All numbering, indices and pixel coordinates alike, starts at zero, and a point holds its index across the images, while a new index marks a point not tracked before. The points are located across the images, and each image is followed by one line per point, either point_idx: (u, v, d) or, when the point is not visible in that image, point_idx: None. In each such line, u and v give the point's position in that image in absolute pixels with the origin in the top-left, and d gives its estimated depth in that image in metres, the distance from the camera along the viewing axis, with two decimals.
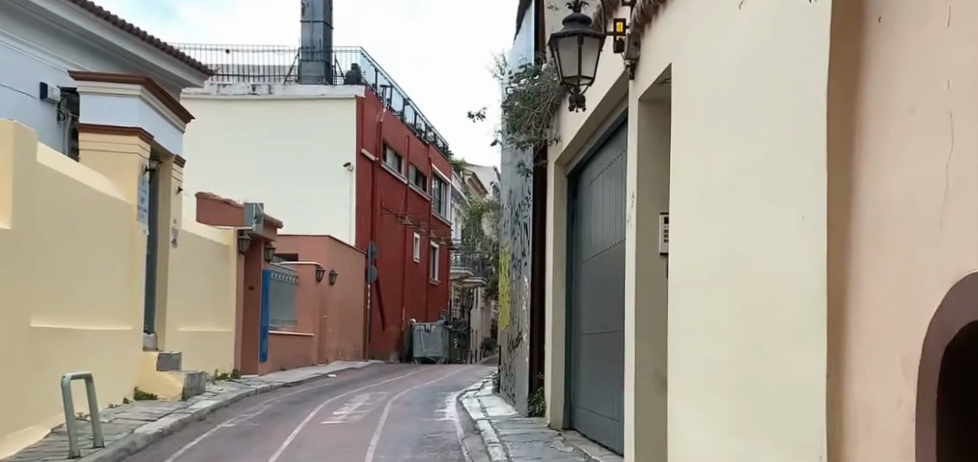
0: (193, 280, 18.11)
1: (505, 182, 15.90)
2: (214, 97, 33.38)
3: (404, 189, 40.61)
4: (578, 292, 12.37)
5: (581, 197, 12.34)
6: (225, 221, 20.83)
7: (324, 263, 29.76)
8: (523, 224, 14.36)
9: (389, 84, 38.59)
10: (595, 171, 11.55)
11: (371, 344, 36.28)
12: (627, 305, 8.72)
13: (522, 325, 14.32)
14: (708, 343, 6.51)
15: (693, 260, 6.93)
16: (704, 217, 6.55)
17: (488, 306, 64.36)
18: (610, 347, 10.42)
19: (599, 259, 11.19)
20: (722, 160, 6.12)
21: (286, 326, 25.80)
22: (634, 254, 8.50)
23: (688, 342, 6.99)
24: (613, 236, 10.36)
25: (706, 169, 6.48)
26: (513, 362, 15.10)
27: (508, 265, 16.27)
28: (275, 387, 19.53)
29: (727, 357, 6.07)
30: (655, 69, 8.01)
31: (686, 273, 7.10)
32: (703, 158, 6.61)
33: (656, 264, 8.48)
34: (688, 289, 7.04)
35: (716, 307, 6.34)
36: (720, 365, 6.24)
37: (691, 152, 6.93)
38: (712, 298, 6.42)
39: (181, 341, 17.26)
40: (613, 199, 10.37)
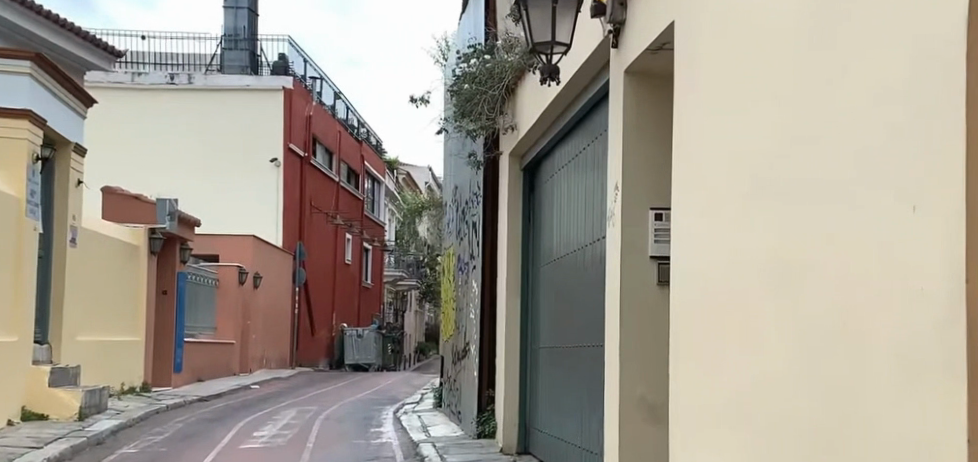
0: (95, 284, 16.12)
1: (451, 177, 14.11)
2: (128, 86, 31.45)
3: (334, 188, 38.72)
4: (536, 299, 10.73)
5: (541, 192, 10.69)
6: (136, 218, 18.75)
7: (248, 264, 27.80)
8: (471, 223, 12.66)
9: (319, 76, 36.71)
10: (562, 161, 9.88)
11: (300, 350, 34.36)
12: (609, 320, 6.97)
13: (470, 335, 12.64)
14: (747, 370, 4.83)
15: (721, 261, 5.19)
16: (745, 209, 4.85)
17: (422, 310, 62.64)
18: (577, 366, 8.76)
19: (564, 262, 9.53)
20: (783, 129, 4.47)
21: (203, 333, 23.86)
22: (619, 253, 6.71)
23: (711, 364, 5.29)
24: (586, 237, 8.68)
25: (751, 145, 4.83)
26: (458, 376, 13.41)
27: (453, 268, 14.61)
28: (189, 402, 17.58)
29: (784, 392, 4.38)
30: (646, 34, 6.33)
31: (707, 280, 5.38)
32: (744, 127, 4.95)
33: (645, 266, 6.69)
34: (712, 301, 5.31)
35: (764, 327, 4.63)
36: (772, 403, 4.53)
37: (718, 121, 5.27)
38: (759, 314, 4.69)
39: (81, 353, 15.29)
40: (587, 191, 8.69)
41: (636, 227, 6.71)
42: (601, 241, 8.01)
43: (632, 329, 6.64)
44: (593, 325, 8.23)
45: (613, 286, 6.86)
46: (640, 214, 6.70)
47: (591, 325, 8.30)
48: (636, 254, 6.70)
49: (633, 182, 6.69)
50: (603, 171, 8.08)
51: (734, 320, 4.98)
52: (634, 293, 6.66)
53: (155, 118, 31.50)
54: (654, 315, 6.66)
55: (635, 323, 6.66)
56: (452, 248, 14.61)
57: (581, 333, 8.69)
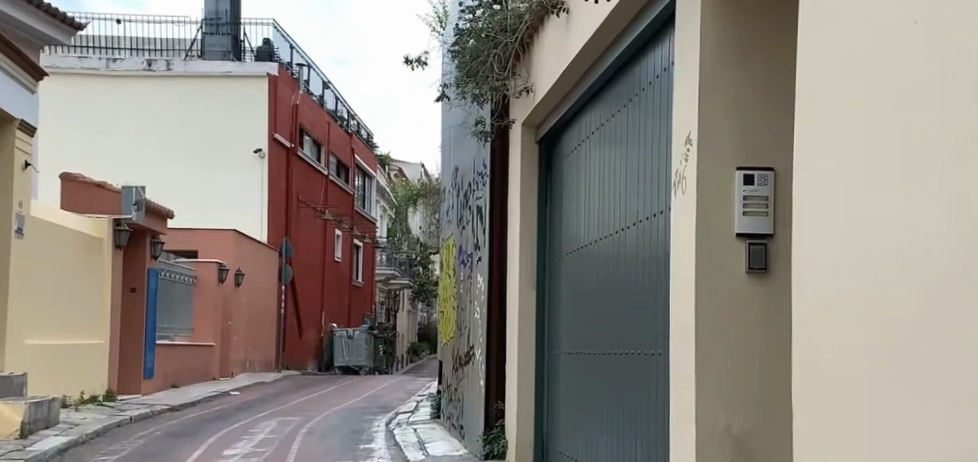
0: (43, 282, 14.27)
1: (453, 156, 12.31)
2: (102, 73, 29.50)
3: (323, 181, 36.95)
4: (556, 293, 8.83)
5: (563, 166, 8.77)
6: (96, 208, 16.80)
7: (229, 261, 26.00)
8: (476, 208, 10.80)
9: (306, 63, 34.89)
10: (590, 128, 8.01)
11: (285, 353, 32.57)
12: (673, 321, 4.83)
13: (476, 338, 10.78)
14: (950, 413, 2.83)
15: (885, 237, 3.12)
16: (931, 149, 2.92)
17: (414, 310, 60.89)
18: (609, 379, 6.89)
19: (596, 249, 7.66)
20: None
21: (178, 334, 22.23)
22: (695, 223, 4.58)
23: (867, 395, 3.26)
24: (625, 217, 6.82)
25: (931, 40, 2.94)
26: (461, 384, 11.57)
27: (454, 262, 12.81)
28: (157, 413, 15.69)
29: None
30: None
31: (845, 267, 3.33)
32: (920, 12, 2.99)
33: (723, 244, 4.56)
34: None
35: None
36: None
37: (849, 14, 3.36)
38: None
39: (26, 359, 13.42)
40: (627, 158, 6.83)
41: (720, 196, 4.59)
42: (649, 219, 6.10)
43: (713, 338, 4.52)
44: (631, 327, 6.34)
45: (679, 277, 4.76)
46: (727, 177, 4.59)
47: (629, 327, 6.41)
48: (718, 234, 4.57)
49: (714, 131, 4.58)
50: (650, 127, 6.16)
51: (924, 330, 2.94)
52: (720, 291, 4.54)
53: (131, 107, 29.69)
54: (746, 321, 4.53)
55: (722, 331, 4.54)
56: (454, 238, 12.80)
57: (614, 338, 6.81)
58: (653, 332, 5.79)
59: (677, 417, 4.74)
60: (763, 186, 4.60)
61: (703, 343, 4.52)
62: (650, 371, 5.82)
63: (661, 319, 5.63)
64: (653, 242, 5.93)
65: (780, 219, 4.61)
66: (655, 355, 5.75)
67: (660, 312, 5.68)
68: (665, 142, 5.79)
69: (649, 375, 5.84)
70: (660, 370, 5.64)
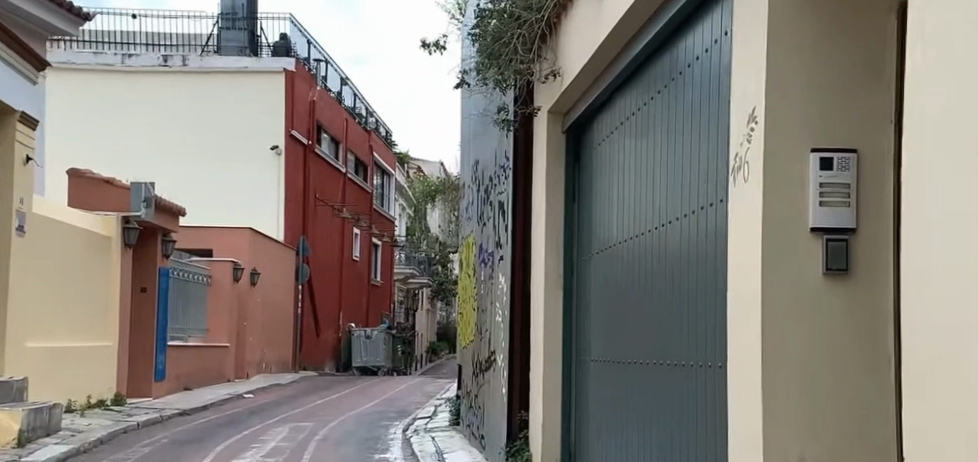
0: (46, 281, 13.67)
1: (473, 151, 11.67)
2: (119, 69, 29.09)
3: (341, 179, 36.39)
4: (585, 295, 8.13)
5: (593, 157, 8.07)
6: (105, 205, 16.21)
7: (245, 260, 25.46)
8: (498, 203, 10.14)
9: (324, 59, 34.31)
10: (624, 113, 7.30)
11: (303, 354, 32.02)
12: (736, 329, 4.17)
13: (498, 342, 10.10)
14: None
15: None
16: None
17: (433, 310, 60.33)
18: (651, 392, 6.18)
19: (632, 248, 6.94)
20: None
21: (192, 335, 21.70)
22: (764, 215, 3.94)
23: None
24: (667, 211, 6.10)
25: None
26: (482, 391, 10.91)
27: (474, 261, 12.14)
28: (167, 418, 15.09)
29: None
30: None
31: None
32: None
33: (797, 241, 3.91)
34: None
35: None
36: None
37: None
38: None
39: (27, 362, 12.83)
40: (669, 145, 6.10)
41: (790, 184, 3.94)
42: (698, 212, 5.38)
43: (781, 350, 3.87)
44: (677, 334, 5.63)
45: (739, 276, 4.12)
46: (800, 160, 3.93)
47: (674, 334, 5.69)
48: (788, 227, 3.92)
49: (783, 106, 3.93)
50: (699, 108, 5.44)
51: None
52: (791, 293, 3.89)
53: (145, 102, 29.16)
54: (822, 329, 3.86)
55: (795, 341, 3.87)
56: (474, 235, 12.16)
57: (655, 345, 6.09)
58: (706, 340, 5.08)
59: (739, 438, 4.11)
60: (844, 172, 3.90)
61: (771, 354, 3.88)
62: (702, 385, 5.11)
63: (716, 326, 4.92)
64: (703, 239, 5.21)
65: (864, 210, 3.92)
66: (708, 367, 5.04)
67: (714, 318, 4.97)
68: (718, 124, 5.07)
69: (702, 388, 5.12)
70: (712, 386, 4.95)
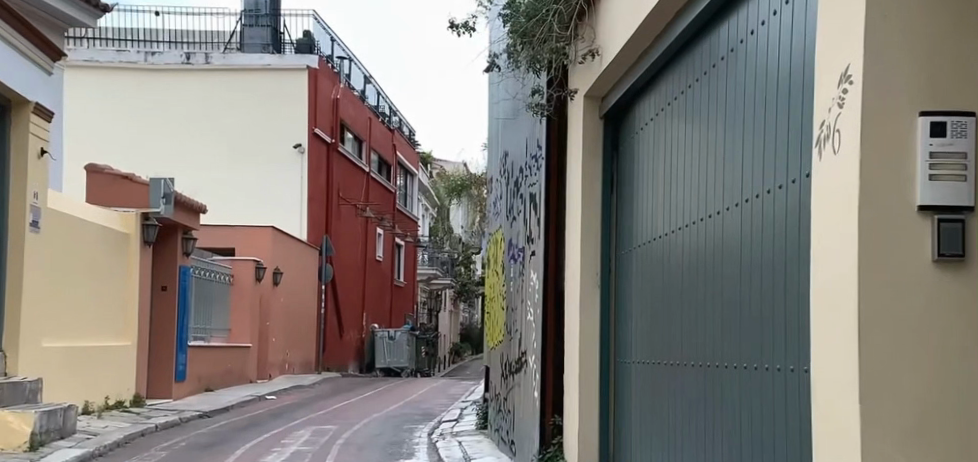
0: (63, 280, 13.27)
1: (502, 143, 11.19)
2: (142, 66, 28.78)
3: (365, 178, 36.02)
4: (628, 292, 7.60)
5: (634, 144, 7.54)
6: (124, 202, 15.79)
7: (267, 259, 25.12)
8: (529, 195, 9.66)
9: (347, 56, 33.95)
10: (668, 96, 6.77)
11: (326, 354, 31.67)
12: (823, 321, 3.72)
13: (529, 342, 9.61)
14: None
15: None
16: None
17: (456, 311, 59.87)
18: (706, 397, 5.65)
19: (678, 241, 6.39)
20: None
21: (214, 335, 21.35)
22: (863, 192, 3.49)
23: None
24: (720, 198, 5.54)
25: None
26: (511, 394, 10.45)
27: (502, 257, 11.67)
28: (186, 420, 14.69)
29: None
30: None
31: None
32: None
33: (904, 221, 3.48)
34: None
35: None
36: None
37: None
38: None
39: (42, 363, 12.42)
40: (722, 126, 5.55)
41: (893, 158, 3.51)
42: (764, 196, 4.82)
43: (888, 343, 3.44)
44: (740, 333, 5.08)
45: (829, 259, 3.69)
46: (904, 127, 3.51)
47: (736, 333, 5.14)
48: (893, 202, 3.48)
49: (884, 66, 3.51)
50: (763, 82, 4.88)
51: None
52: (897, 280, 3.46)
53: (167, 100, 28.82)
54: (932, 319, 3.45)
55: (903, 331, 3.44)
56: (502, 230, 11.69)
57: (711, 346, 5.56)
58: (778, 340, 4.55)
59: (827, 443, 3.66)
60: (961, 138, 3.48)
61: (876, 346, 3.44)
62: (778, 390, 4.54)
63: (794, 326, 4.38)
64: (773, 227, 4.67)
65: None
66: (781, 371, 4.52)
67: (789, 316, 4.45)
68: (789, 98, 4.52)
69: (777, 394, 4.56)
70: (790, 391, 4.41)
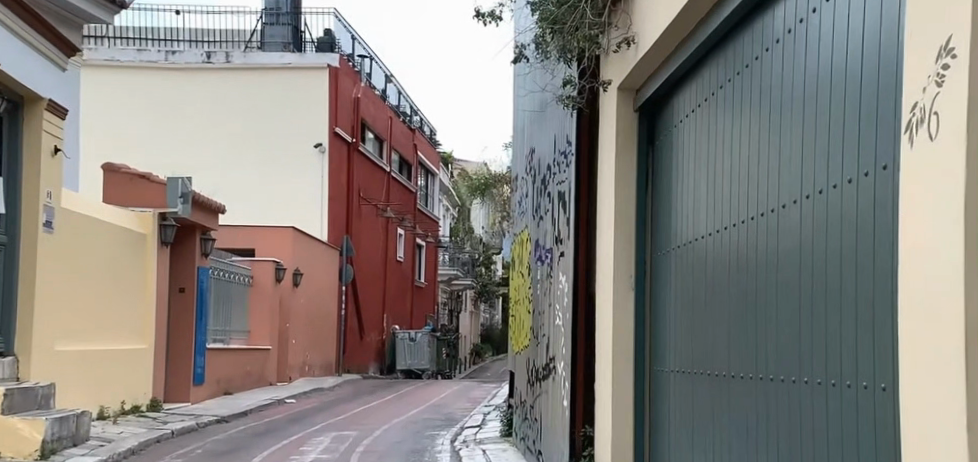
0: (78, 282, 12.96)
1: (529, 138, 10.78)
2: (162, 66, 28.52)
3: (385, 178, 35.67)
4: (665, 296, 7.16)
5: (672, 138, 7.11)
6: (141, 202, 15.46)
7: (287, 260, 24.81)
8: (558, 193, 9.26)
9: (368, 55, 33.61)
10: (709, 87, 6.34)
11: (346, 356, 31.33)
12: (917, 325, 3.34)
13: (557, 349, 9.20)
14: None
15: None
16: None
17: (477, 312, 59.42)
18: (758, 412, 5.24)
19: (721, 242, 5.96)
20: None
21: (234, 338, 21.03)
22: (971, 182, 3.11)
23: None
24: (774, 195, 5.12)
25: None
26: (538, 402, 10.05)
27: (528, 257, 11.27)
28: (203, 425, 14.36)
29: None
30: None
31: None
32: None
33: None
34: None
35: None
36: None
37: None
38: None
39: (56, 367, 12.12)
40: (776, 118, 5.12)
41: None
42: (829, 192, 4.40)
43: None
44: (799, 342, 4.68)
45: (920, 262, 3.33)
46: None
47: (796, 343, 4.71)
48: None
49: None
50: (828, 68, 4.45)
51: None
52: None
53: (188, 99, 28.56)
54: None
55: None
56: (528, 229, 11.31)
57: (763, 357, 5.14)
58: (848, 353, 4.14)
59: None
60: None
61: None
62: (853, 406, 4.10)
63: (867, 339, 3.97)
64: (840, 229, 4.26)
65: None
66: (851, 387, 4.11)
67: (862, 328, 4.03)
68: (862, 85, 4.10)
69: (852, 412, 4.11)
70: (867, 409, 3.97)
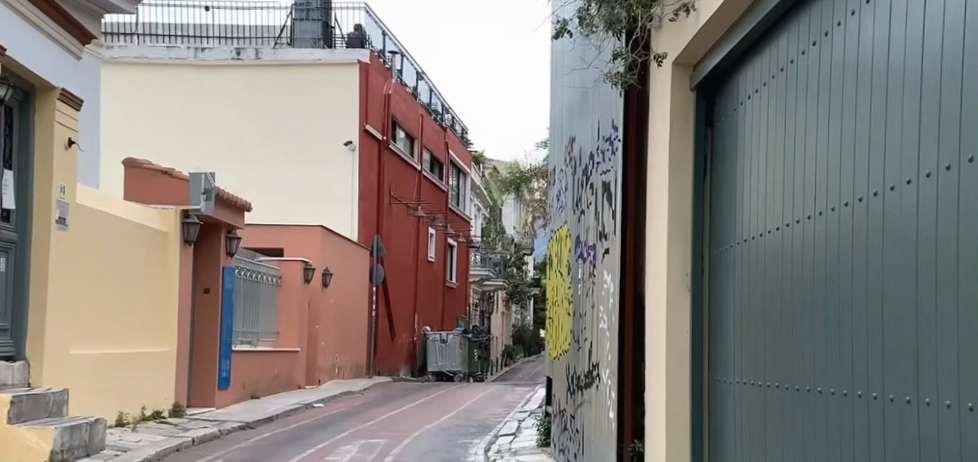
0: (95, 283, 12.35)
1: (570, 127, 10.06)
2: (191, 63, 28.02)
3: (416, 176, 35.01)
4: (724, 298, 6.40)
5: (734, 121, 6.33)
6: (162, 199, 14.88)
7: (317, 260, 24.22)
8: (602, 182, 8.52)
9: (399, 51, 32.96)
10: (761, 77, 5.77)
11: (377, 358, 30.72)
12: None
13: (601, 355, 8.44)
14: None
15: None
16: None
17: (508, 313, 58.70)
18: (816, 436, 4.71)
19: (786, 240, 5.20)
20: None
21: (262, 340, 20.42)
22: None
23: None
24: (827, 196, 4.60)
25: None
26: (580, 409, 9.32)
27: (568, 252, 10.54)
28: (227, 431, 13.76)
29: None
30: None
31: None
32: None
33: None
34: None
35: None
36: None
37: None
38: None
39: (71, 371, 11.56)
40: (829, 111, 4.60)
41: None
42: (918, 182, 3.67)
43: None
44: (872, 359, 4.02)
45: None
46: None
47: (879, 360, 3.97)
48: None
49: None
50: (895, 45, 3.87)
51: None
52: None
53: (217, 97, 28.09)
54: None
55: None
56: (568, 223, 10.57)
57: (831, 370, 4.48)
58: (926, 365, 3.60)
59: None
60: None
61: None
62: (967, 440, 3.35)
63: (950, 353, 3.44)
64: (906, 231, 3.75)
65: None
66: (951, 413, 3.45)
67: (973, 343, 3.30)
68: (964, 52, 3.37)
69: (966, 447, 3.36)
70: None
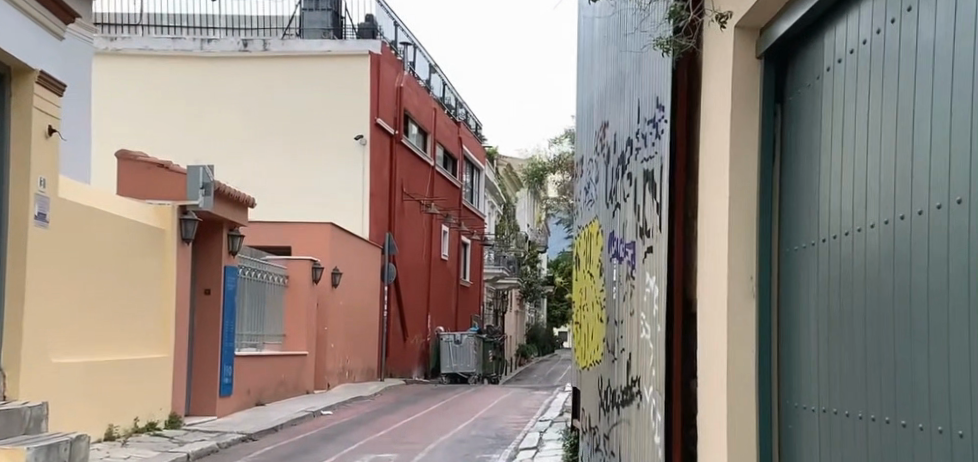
0: (81, 284, 11.36)
1: (602, 109, 9.01)
2: (197, 55, 27.07)
3: (429, 171, 33.98)
4: (795, 309, 5.17)
5: (808, 92, 5.07)
6: (158, 194, 13.87)
7: (325, 259, 23.19)
8: (642, 167, 7.43)
9: (411, 43, 31.94)
10: (844, 42, 4.61)
11: (389, 359, 29.68)
12: None
13: (645, 367, 7.30)
14: None
15: None
16: None
17: (522, 311, 57.52)
18: (832, 438, 4.59)
19: (894, 241, 3.94)
20: None
21: (267, 343, 19.39)
22: None
23: None
24: (910, 199, 3.82)
25: None
26: (616, 427, 8.22)
27: (600, 249, 9.42)
28: (226, 445, 12.75)
29: None
30: None
31: None
32: None
33: None
34: None
35: None
36: None
37: None
38: None
39: (54, 382, 10.61)
40: (910, 99, 3.86)
41: None
42: None
43: None
44: None
45: None
46: None
47: None
48: None
49: None
50: None
51: None
52: None
53: (223, 90, 27.10)
54: None
55: None
56: (599, 215, 9.50)
57: None
58: None
59: None
60: None
61: None
62: None
63: None
64: None
65: None
66: None
67: None
68: None
69: None
70: None
